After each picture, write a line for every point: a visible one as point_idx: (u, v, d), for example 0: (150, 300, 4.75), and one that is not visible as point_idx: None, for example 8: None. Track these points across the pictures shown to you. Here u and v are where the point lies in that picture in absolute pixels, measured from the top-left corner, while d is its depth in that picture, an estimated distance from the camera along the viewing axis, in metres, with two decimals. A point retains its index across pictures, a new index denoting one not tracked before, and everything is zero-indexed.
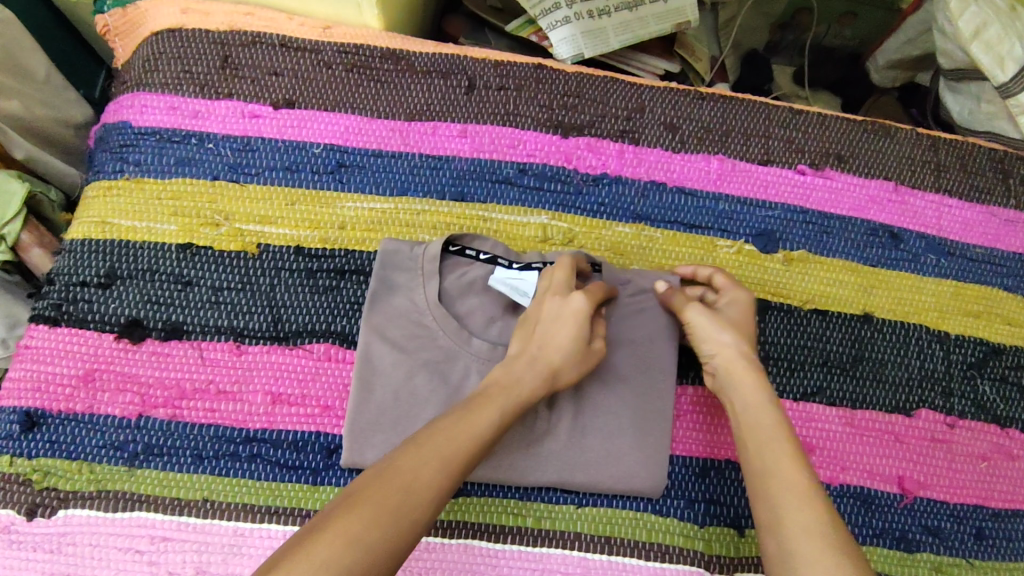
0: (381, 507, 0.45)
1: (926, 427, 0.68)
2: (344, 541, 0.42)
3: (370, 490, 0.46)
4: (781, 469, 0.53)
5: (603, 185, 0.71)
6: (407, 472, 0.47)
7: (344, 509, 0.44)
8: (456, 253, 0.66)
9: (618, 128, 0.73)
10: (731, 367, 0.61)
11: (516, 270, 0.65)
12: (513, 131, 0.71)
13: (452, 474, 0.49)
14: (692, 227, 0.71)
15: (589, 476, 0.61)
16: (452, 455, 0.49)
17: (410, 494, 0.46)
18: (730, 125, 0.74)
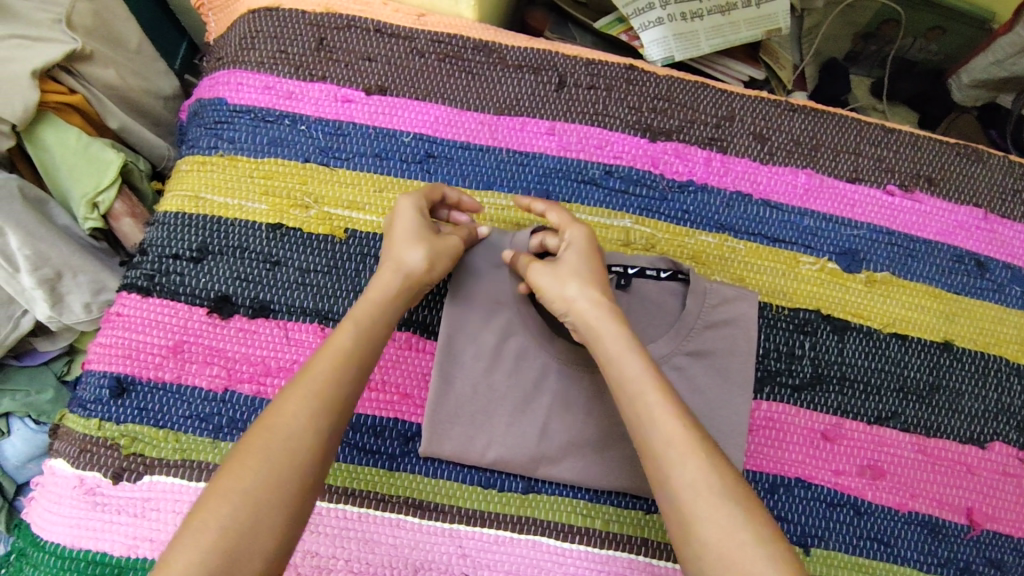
0: (252, 458, 0.46)
1: (998, 461, 0.67)
2: (217, 499, 0.45)
3: (248, 446, 0.47)
4: (668, 417, 0.50)
5: (688, 192, 0.71)
6: (273, 419, 0.48)
7: (225, 476, 0.46)
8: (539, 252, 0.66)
9: (707, 135, 0.72)
10: (593, 318, 0.56)
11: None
12: (601, 131, 0.71)
13: (323, 403, 0.50)
14: (776, 240, 0.70)
15: None
16: (313, 388, 0.50)
17: (280, 438, 0.47)
18: (821, 140, 0.73)
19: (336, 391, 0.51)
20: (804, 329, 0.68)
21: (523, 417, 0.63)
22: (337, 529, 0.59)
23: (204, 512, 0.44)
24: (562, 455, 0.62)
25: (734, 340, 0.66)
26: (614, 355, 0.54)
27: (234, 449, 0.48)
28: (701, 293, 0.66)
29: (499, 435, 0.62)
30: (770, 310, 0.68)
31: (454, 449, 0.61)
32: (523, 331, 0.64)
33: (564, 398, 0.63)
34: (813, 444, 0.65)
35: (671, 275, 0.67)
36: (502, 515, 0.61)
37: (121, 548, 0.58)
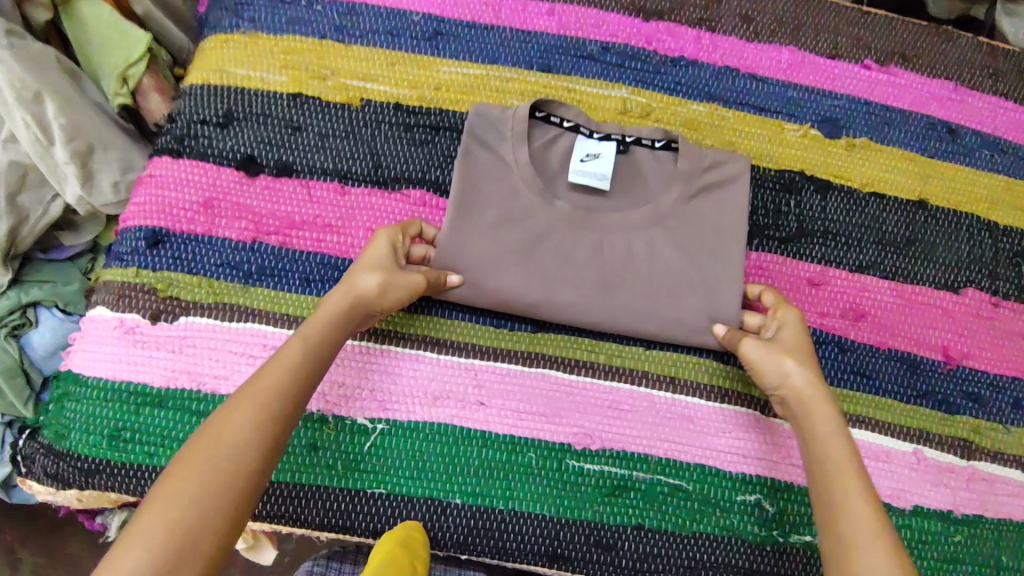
0: (193, 470, 0.48)
1: (972, 305, 0.72)
2: (162, 505, 0.46)
3: (189, 460, 0.49)
4: (860, 508, 0.54)
5: (680, 66, 0.76)
6: (218, 432, 0.50)
7: (162, 488, 0.47)
8: (542, 118, 0.70)
9: (697, 16, 0.77)
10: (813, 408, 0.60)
11: (594, 140, 0.70)
12: (598, 12, 0.76)
13: (263, 411, 0.52)
14: (762, 109, 0.75)
15: (660, 326, 0.66)
16: (259, 404, 0.52)
17: (227, 455, 0.49)
18: (802, 20, 0.79)
19: (277, 403, 0.53)
20: (790, 189, 0.73)
21: (531, 267, 0.66)
22: (361, 364, 0.64)
23: (136, 525, 0.45)
24: (568, 299, 0.66)
25: (725, 196, 0.69)
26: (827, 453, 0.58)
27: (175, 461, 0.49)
28: (694, 155, 0.69)
29: (510, 284, 0.65)
30: (758, 171, 0.74)
31: (466, 294, 0.65)
32: (528, 192, 0.67)
33: (568, 249, 0.67)
34: (800, 291, 0.71)
35: (664, 142, 0.70)
36: (513, 351, 0.66)
37: (160, 380, 0.62)
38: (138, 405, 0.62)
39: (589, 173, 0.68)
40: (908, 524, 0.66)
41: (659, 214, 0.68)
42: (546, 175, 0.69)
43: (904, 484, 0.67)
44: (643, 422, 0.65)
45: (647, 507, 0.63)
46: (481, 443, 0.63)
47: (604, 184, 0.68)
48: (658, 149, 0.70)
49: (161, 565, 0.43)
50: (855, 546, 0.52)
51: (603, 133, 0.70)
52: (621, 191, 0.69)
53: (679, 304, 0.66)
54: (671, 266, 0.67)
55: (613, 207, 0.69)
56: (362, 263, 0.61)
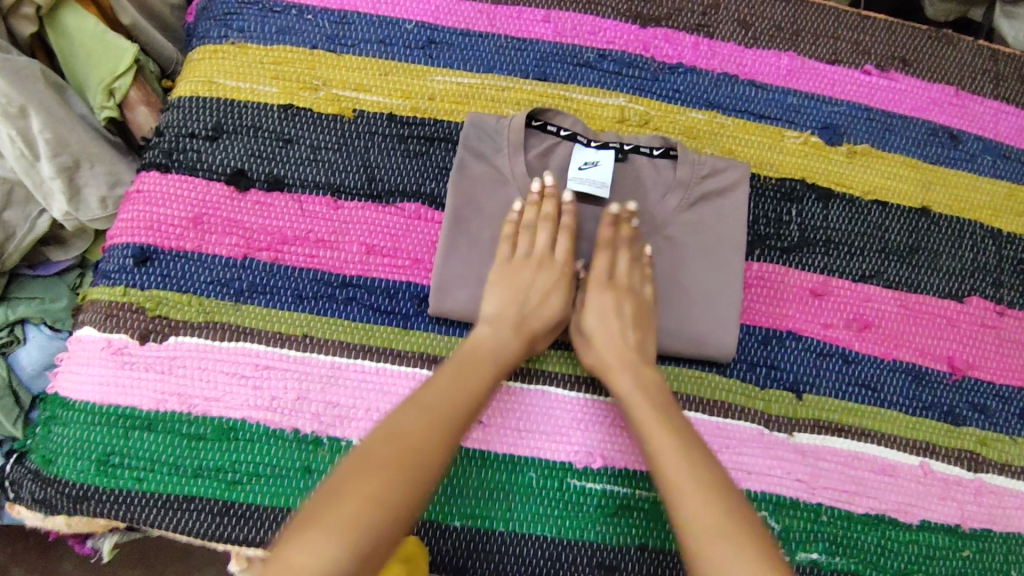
0: (400, 470, 0.49)
1: (976, 314, 0.71)
2: (365, 498, 0.47)
3: (359, 466, 0.49)
4: (672, 453, 0.54)
5: (678, 73, 0.74)
6: (414, 438, 0.51)
7: (348, 482, 0.48)
8: (539, 127, 0.68)
9: (695, 21, 0.76)
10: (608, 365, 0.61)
11: (592, 148, 0.67)
12: (594, 19, 0.75)
13: (441, 424, 0.53)
14: (762, 117, 0.74)
15: (660, 340, 0.65)
16: (438, 416, 0.53)
17: (422, 464, 0.50)
18: (801, 25, 0.77)
19: (455, 420, 0.54)
20: (791, 198, 0.72)
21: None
22: (356, 382, 0.62)
23: (333, 512, 0.45)
24: (566, 313, 0.65)
25: (727, 206, 0.68)
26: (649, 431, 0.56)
27: (381, 454, 0.49)
28: (694, 164, 0.67)
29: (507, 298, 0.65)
30: (759, 180, 0.72)
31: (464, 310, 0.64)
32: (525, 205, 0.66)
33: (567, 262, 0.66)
34: (803, 301, 0.69)
35: (663, 151, 0.68)
36: (512, 367, 0.65)
37: (149, 402, 0.60)
38: (127, 428, 0.60)
39: (587, 182, 0.66)
40: (914, 539, 0.65)
41: (656, 228, 0.68)
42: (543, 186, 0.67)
43: (911, 498, 0.66)
44: None
45: (649, 526, 0.62)
46: (480, 462, 0.62)
47: (604, 192, 0.66)
48: (657, 157, 0.68)
49: (352, 560, 0.44)
50: (693, 529, 0.50)
51: (600, 141, 0.68)
52: (621, 202, 0.68)
53: (678, 317, 0.66)
54: (668, 279, 0.67)
55: (611, 216, 0.67)
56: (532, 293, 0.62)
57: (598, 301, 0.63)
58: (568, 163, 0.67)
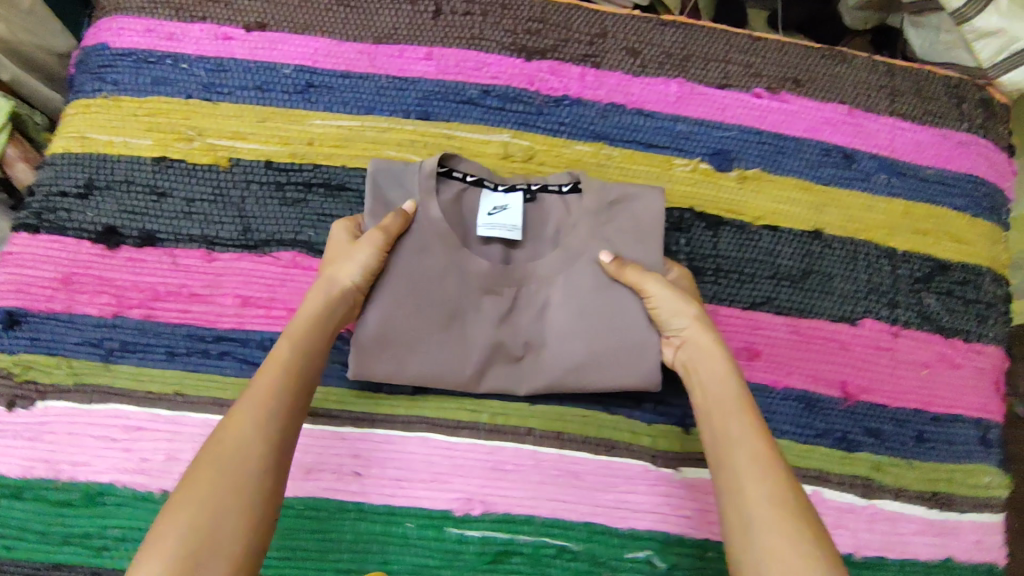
0: (211, 468, 0.47)
1: (870, 336, 0.70)
2: (193, 506, 0.46)
3: (195, 469, 0.48)
4: (745, 431, 0.52)
5: (564, 106, 0.73)
6: (225, 445, 0.49)
7: (179, 498, 0.46)
8: (446, 174, 0.65)
9: (581, 52, 0.75)
10: (704, 343, 0.58)
11: (501, 193, 0.66)
12: (477, 54, 0.74)
13: (271, 415, 0.51)
14: (649, 145, 0.73)
15: (599, 380, 0.63)
16: (251, 405, 0.51)
17: (234, 458, 0.48)
18: (690, 51, 0.76)
19: (273, 404, 0.52)
20: (679, 227, 0.71)
21: (451, 333, 0.62)
22: None
23: (160, 530, 0.45)
24: (488, 362, 0.63)
25: (640, 226, 0.64)
26: (725, 407, 0.54)
27: (187, 472, 0.48)
28: (600, 192, 0.64)
29: (433, 352, 0.62)
30: None
31: (388, 370, 0.61)
32: (441, 248, 0.62)
33: (499, 311, 0.63)
34: None
35: (571, 186, 0.66)
36: (390, 415, 0.64)
37: (17, 470, 0.60)
38: None
39: (499, 227, 0.64)
40: None
41: (574, 258, 0.64)
42: (455, 229, 0.64)
43: None
44: (526, 482, 0.63)
45: (531, 571, 0.61)
46: (358, 514, 0.61)
47: (514, 236, 0.63)
48: (566, 193, 0.67)
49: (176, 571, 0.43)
50: (758, 521, 0.47)
51: (508, 184, 0.67)
52: (535, 245, 0.66)
53: (606, 352, 0.62)
54: (596, 313, 0.63)
55: (526, 257, 0.65)
56: (359, 260, 0.59)
57: (654, 291, 0.60)
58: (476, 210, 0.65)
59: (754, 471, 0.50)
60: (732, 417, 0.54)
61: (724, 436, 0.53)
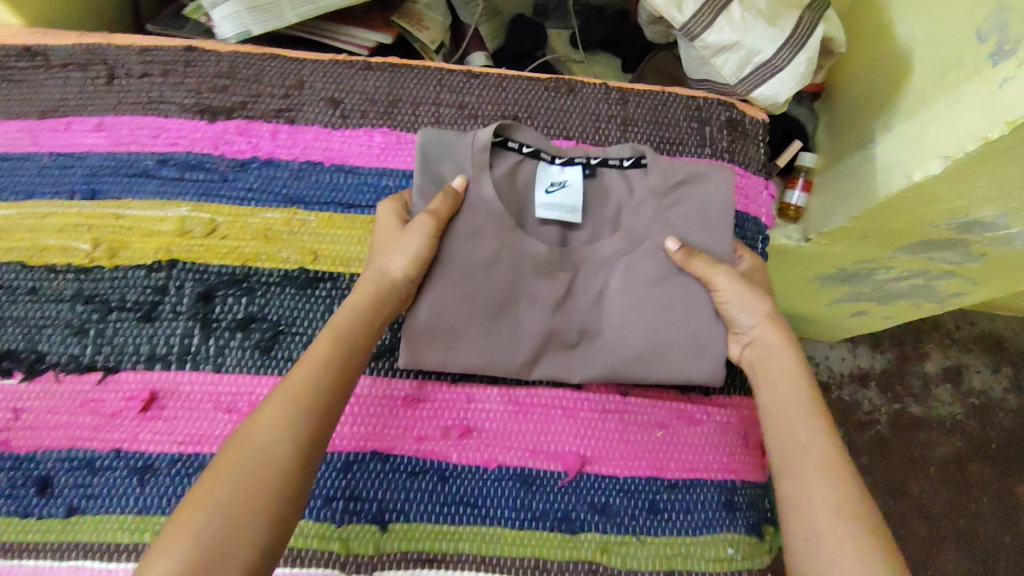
0: (242, 468, 0.47)
1: (596, 399, 0.64)
2: (202, 503, 0.45)
3: (221, 465, 0.47)
4: (805, 428, 0.52)
5: (251, 170, 0.66)
6: (244, 441, 0.48)
7: (201, 489, 0.46)
8: (502, 145, 0.65)
9: (273, 107, 0.67)
10: (775, 341, 0.58)
11: (556, 167, 0.66)
12: (155, 119, 0.66)
13: (297, 409, 0.50)
14: (350, 206, 0.66)
15: (663, 369, 0.61)
16: (284, 402, 0.50)
17: (264, 459, 0.47)
18: (397, 95, 0.69)
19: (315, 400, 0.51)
20: None
21: (499, 323, 0.61)
22: None
23: (180, 525, 0.44)
24: (540, 351, 0.62)
25: (705, 207, 0.64)
26: (783, 402, 0.55)
27: (208, 467, 0.47)
28: (665, 169, 0.64)
29: (479, 344, 0.61)
30: (345, 280, 0.64)
31: (438, 360, 0.61)
32: (492, 230, 0.62)
33: (551, 298, 0.62)
34: (391, 412, 0.62)
35: (633, 161, 0.66)
36: (37, 542, 0.56)
37: None
38: None
39: (560, 207, 0.64)
40: None
41: (634, 242, 0.63)
42: (516, 210, 0.64)
43: None
44: None
45: None
46: None
47: (577, 215, 0.64)
48: (628, 168, 0.66)
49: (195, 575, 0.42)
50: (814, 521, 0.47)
51: (566, 157, 0.66)
52: (596, 227, 0.65)
53: (665, 343, 0.61)
54: (640, 304, 0.62)
55: (585, 240, 0.65)
56: (416, 240, 0.59)
57: (727, 286, 0.60)
58: (533, 184, 0.65)
59: (819, 469, 0.49)
60: (796, 418, 0.53)
61: (791, 443, 0.52)
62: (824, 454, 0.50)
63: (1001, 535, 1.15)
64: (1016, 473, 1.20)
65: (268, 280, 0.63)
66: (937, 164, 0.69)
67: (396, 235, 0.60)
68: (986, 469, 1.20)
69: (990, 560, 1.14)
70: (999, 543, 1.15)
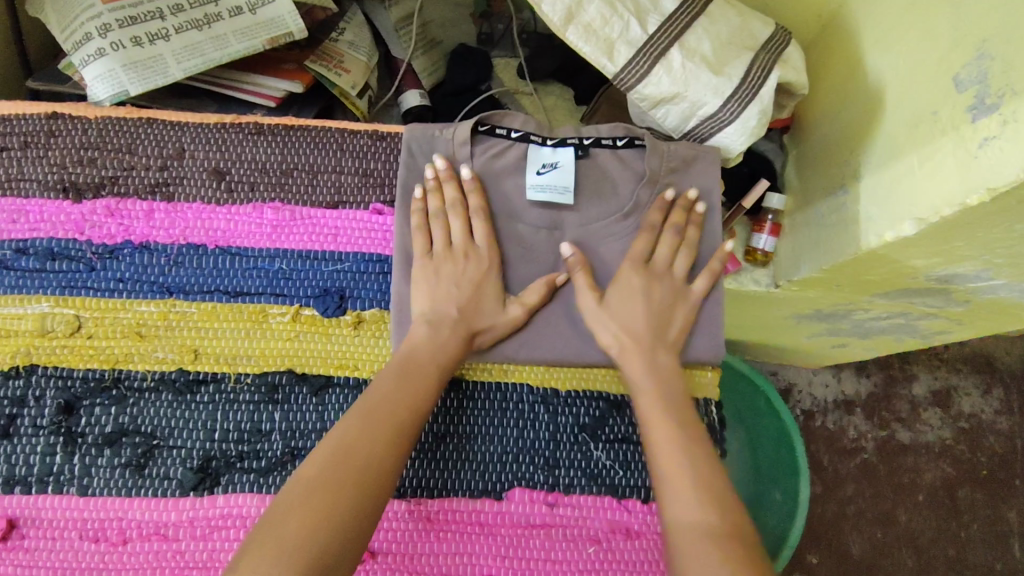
0: (337, 483, 0.45)
1: (519, 513, 0.56)
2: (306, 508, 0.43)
3: (316, 482, 0.45)
4: (667, 436, 0.51)
5: (121, 257, 0.58)
6: (337, 457, 0.46)
7: (289, 499, 0.44)
8: (487, 133, 0.61)
9: (149, 182, 0.60)
10: (642, 335, 0.56)
11: (548, 148, 0.60)
12: (13, 201, 0.59)
13: (393, 431, 0.48)
14: (237, 294, 0.58)
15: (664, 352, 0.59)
16: (379, 423, 0.48)
17: (364, 481, 0.45)
18: (292, 163, 0.62)
19: (408, 420, 0.50)
20: (272, 398, 0.56)
21: None
22: None
23: (262, 544, 0.42)
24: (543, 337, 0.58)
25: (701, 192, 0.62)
26: (646, 410, 0.53)
27: (298, 479, 0.45)
28: (663, 154, 0.61)
29: None
30: (230, 382, 0.56)
31: None
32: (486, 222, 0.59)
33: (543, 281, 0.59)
34: None
35: (627, 142, 0.61)
36: None
37: None
38: None
39: (552, 188, 0.59)
40: None
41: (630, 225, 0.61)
42: (506, 195, 0.60)
43: None
44: None
45: None
46: None
47: (569, 198, 0.59)
48: (622, 149, 0.61)
49: None
50: (679, 543, 0.46)
51: (558, 138, 0.61)
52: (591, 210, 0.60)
53: None
54: None
55: (579, 222, 0.60)
56: (467, 280, 0.57)
57: (626, 280, 0.58)
58: (524, 166, 0.60)
59: (682, 479, 0.48)
60: (660, 423, 0.52)
61: (664, 445, 0.51)
62: (691, 473, 0.49)
63: (992, 562, 1.08)
64: (1009, 498, 1.11)
65: (142, 385, 0.56)
66: (910, 226, 0.61)
67: (438, 261, 0.57)
68: (979, 495, 1.11)
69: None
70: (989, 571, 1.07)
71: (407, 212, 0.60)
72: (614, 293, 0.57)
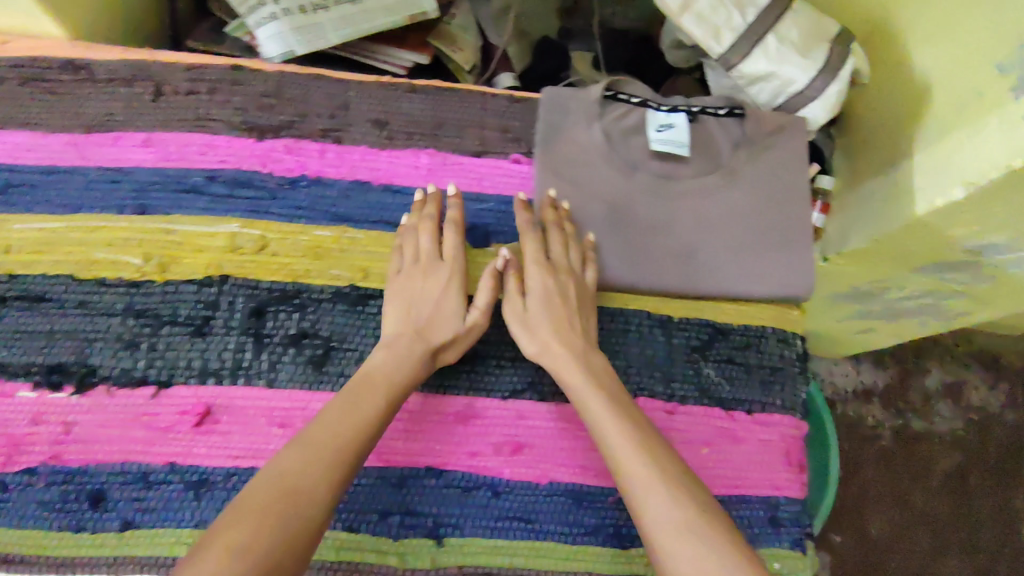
0: (279, 509, 0.45)
1: (643, 417, 0.65)
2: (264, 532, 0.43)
3: (241, 508, 0.45)
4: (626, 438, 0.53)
5: (300, 188, 0.67)
6: (289, 485, 0.46)
7: (225, 526, 0.44)
8: (613, 97, 0.71)
9: (321, 126, 0.69)
10: (575, 347, 0.60)
11: (663, 112, 0.70)
12: (202, 137, 0.67)
13: (346, 453, 0.49)
14: (399, 225, 0.67)
15: (759, 286, 0.69)
16: (317, 446, 0.49)
17: (301, 505, 0.46)
18: (442, 118, 0.71)
19: (355, 442, 0.51)
20: None
21: (617, 244, 0.68)
22: None
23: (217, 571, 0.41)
24: (659, 268, 0.67)
25: (787, 158, 0.72)
26: (597, 423, 0.55)
27: (228, 512, 0.45)
28: (759, 120, 0.72)
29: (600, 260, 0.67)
30: None
31: None
32: (610, 171, 0.69)
33: (657, 222, 0.68)
34: (443, 429, 0.63)
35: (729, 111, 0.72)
36: (91, 558, 0.55)
37: None
38: None
39: (671, 142, 0.68)
40: None
41: (730, 180, 0.70)
42: (627, 149, 0.69)
43: None
44: None
45: None
46: None
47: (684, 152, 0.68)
48: (723, 117, 0.72)
49: None
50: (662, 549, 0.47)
51: (670, 105, 0.71)
52: (699, 163, 0.70)
53: (762, 263, 0.69)
54: (739, 231, 0.69)
55: (690, 174, 0.69)
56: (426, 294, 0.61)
57: (536, 283, 0.63)
58: (644, 125, 0.70)
59: (650, 486, 0.50)
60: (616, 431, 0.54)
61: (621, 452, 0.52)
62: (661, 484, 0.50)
63: (1001, 539, 1.18)
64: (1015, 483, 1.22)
65: (320, 296, 0.64)
66: (959, 190, 0.72)
67: (410, 271, 0.63)
68: (987, 479, 1.22)
69: (991, 560, 1.17)
70: (999, 547, 1.17)
71: (544, 162, 0.69)
72: (536, 304, 0.62)
